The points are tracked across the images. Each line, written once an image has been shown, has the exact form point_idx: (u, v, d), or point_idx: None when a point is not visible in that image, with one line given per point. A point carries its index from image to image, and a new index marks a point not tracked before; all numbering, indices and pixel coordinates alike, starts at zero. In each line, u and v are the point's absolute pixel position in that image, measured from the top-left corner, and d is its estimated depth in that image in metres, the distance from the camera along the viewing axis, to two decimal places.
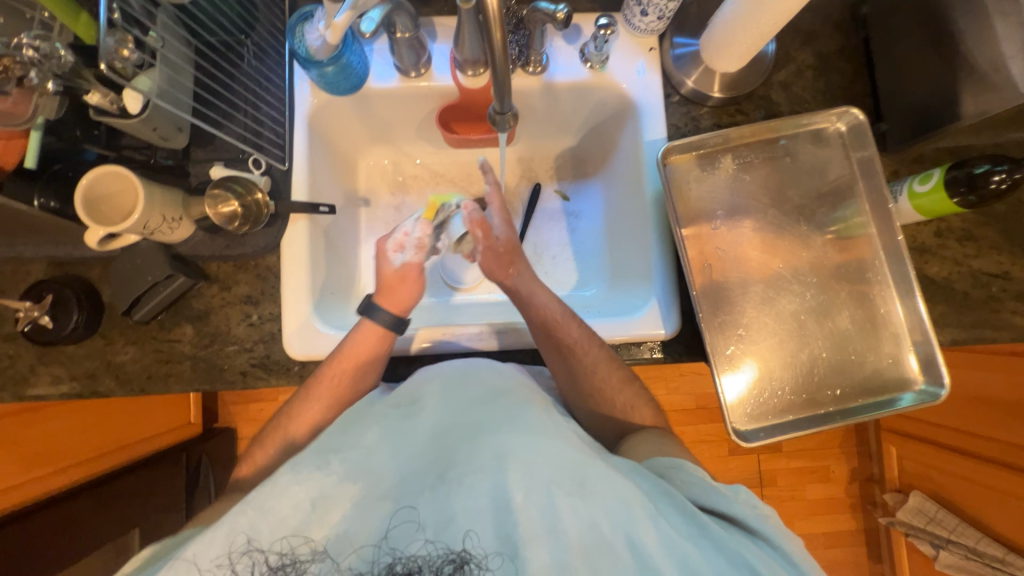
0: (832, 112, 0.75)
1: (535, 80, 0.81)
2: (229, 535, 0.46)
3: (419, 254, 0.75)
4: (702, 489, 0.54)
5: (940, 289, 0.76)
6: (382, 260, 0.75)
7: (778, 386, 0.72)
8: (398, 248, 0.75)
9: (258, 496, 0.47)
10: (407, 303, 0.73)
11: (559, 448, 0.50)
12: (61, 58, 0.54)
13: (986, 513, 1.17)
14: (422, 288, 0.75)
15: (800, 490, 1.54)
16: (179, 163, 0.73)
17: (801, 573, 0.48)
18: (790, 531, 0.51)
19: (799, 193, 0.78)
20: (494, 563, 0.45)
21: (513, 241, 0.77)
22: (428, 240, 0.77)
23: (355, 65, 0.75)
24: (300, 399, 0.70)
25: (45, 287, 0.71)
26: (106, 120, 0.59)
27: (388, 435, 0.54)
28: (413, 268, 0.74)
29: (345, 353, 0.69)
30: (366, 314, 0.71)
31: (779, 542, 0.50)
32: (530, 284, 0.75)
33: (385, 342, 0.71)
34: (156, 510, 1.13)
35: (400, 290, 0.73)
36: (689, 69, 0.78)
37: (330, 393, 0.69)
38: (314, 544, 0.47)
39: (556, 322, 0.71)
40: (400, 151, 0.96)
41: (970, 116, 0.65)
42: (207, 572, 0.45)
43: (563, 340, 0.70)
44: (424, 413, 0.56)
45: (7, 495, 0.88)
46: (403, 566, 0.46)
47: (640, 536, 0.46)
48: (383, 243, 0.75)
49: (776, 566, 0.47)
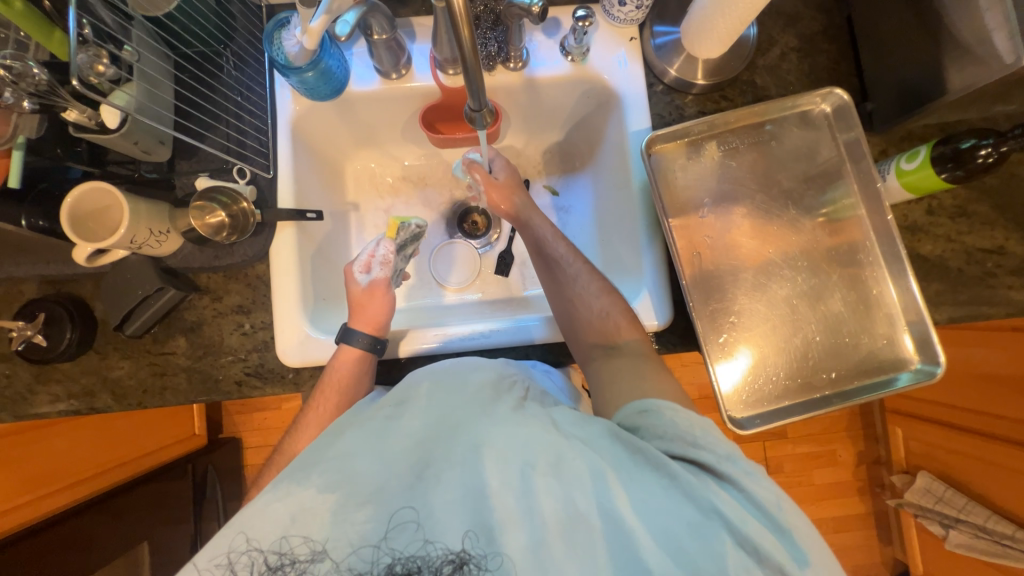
0: (816, 94, 0.74)
1: (516, 76, 0.81)
2: (227, 537, 0.47)
3: (385, 270, 0.76)
4: (673, 441, 0.52)
5: (934, 267, 0.75)
6: (349, 281, 0.75)
7: (772, 372, 0.72)
8: (363, 267, 0.75)
9: (243, 513, 0.48)
10: (379, 319, 0.73)
11: (528, 430, 0.51)
12: (36, 76, 0.52)
13: (994, 490, 1.16)
14: (393, 301, 0.75)
15: (807, 476, 1.54)
16: (164, 176, 0.72)
17: (775, 521, 0.46)
18: (764, 477, 0.49)
19: (788, 177, 0.78)
20: (494, 563, 0.45)
21: (512, 176, 0.86)
22: (395, 257, 0.77)
23: (335, 69, 0.75)
24: (294, 431, 0.68)
25: (37, 306, 0.71)
26: (86, 136, 0.60)
27: (367, 439, 0.52)
28: (381, 284, 0.75)
29: (327, 381, 0.69)
30: (343, 339, 0.72)
31: (745, 484, 0.48)
32: (528, 210, 0.83)
33: (366, 364, 0.72)
34: (165, 521, 1.14)
35: (368, 307, 0.73)
36: (672, 57, 0.78)
37: (317, 420, 0.67)
38: (313, 544, 0.46)
39: (546, 240, 0.80)
40: (388, 154, 0.97)
41: (956, 91, 0.64)
42: (206, 570, 0.46)
43: (551, 254, 0.78)
44: (401, 415, 0.55)
45: (16, 514, 0.88)
46: (403, 566, 0.45)
47: (613, 503, 0.46)
48: (349, 265, 0.76)
49: (743, 512, 0.46)
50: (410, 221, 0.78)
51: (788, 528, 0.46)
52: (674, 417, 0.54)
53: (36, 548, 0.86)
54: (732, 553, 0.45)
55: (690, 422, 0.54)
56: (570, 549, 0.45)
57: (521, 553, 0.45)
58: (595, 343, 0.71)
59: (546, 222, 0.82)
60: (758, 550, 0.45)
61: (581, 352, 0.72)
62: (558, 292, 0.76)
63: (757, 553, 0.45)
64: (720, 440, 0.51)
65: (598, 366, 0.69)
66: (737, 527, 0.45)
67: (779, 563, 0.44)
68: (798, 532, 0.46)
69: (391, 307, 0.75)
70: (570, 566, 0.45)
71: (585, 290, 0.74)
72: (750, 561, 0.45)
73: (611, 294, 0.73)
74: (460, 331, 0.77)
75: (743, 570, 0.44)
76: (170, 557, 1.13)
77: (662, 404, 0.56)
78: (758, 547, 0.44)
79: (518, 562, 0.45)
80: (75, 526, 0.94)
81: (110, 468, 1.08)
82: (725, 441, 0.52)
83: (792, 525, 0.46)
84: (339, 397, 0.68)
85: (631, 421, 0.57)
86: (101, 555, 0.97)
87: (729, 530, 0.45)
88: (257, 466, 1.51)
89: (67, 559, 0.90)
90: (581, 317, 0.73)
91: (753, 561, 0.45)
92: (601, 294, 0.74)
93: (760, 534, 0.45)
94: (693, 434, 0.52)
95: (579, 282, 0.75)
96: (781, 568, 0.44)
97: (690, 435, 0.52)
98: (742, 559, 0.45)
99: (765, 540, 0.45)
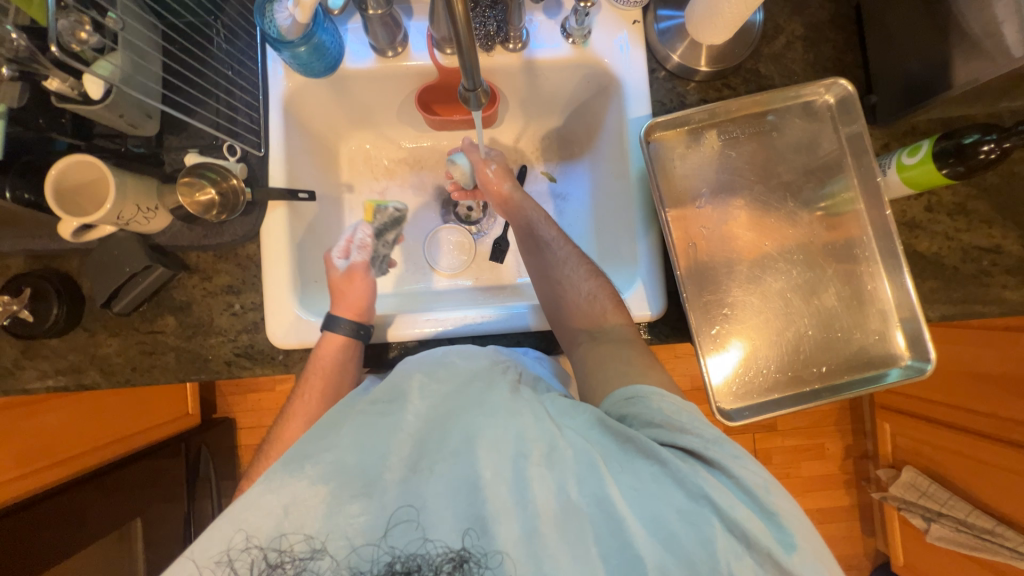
0: (820, 84, 0.73)
1: (515, 57, 0.79)
2: (225, 533, 0.46)
3: (363, 254, 0.81)
4: (661, 428, 0.53)
5: (930, 264, 0.75)
6: (329, 267, 0.78)
7: (764, 364, 0.72)
8: (342, 253, 0.79)
9: (235, 507, 0.47)
10: (361, 303, 0.74)
11: (521, 421, 0.50)
12: (14, 41, 0.49)
13: (978, 485, 1.17)
14: (371, 284, 0.77)
15: (794, 468, 1.56)
16: (152, 151, 0.71)
17: (766, 506, 0.46)
18: (753, 461, 0.49)
19: (788, 169, 0.77)
20: (493, 561, 0.45)
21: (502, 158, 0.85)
22: (371, 240, 0.84)
23: (328, 44, 0.73)
24: (284, 418, 0.70)
25: (23, 281, 0.70)
26: (68, 106, 0.58)
27: (358, 433, 0.50)
28: (359, 268, 0.79)
29: (316, 369, 0.70)
30: (326, 327, 0.71)
31: (733, 469, 0.48)
32: (520, 195, 0.83)
33: (351, 350, 0.72)
34: (158, 499, 1.15)
35: (350, 293, 0.75)
36: (675, 43, 0.76)
37: (304, 410, 0.69)
38: (313, 542, 0.46)
39: (536, 223, 0.79)
40: (383, 135, 0.95)
41: (962, 84, 0.63)
42: (207, 567, 0.45)
43: (541, 237, 0.78)
44: (390, 408, 0.53)
45: (8, 487, 0.88)
46: (403, 564, 0.46)
47: (607, 494, 0.46)
48: (328, 251, 0.79)
49: (732, 497, 0.46)
50: (386, 206, 0.92)
51: (775, 512, 0.46)
52: (661, 404, 0.55)
53: (28, 523, 0.86)
54: (722, 539, 0.45)
55: (678, 409, 0.54)
56: (564, 541, 0.46)
57: (515, 545, 0.45)
58: (584, 331, 0.70)
59: (538, 208, 0.81)
60: (745, 534, 0.45)
61: (570, 341, 0.72)
62: (545, 278, 0.75)
63: (746, 538, 0.45)
64: (706, 425, 0.52)
65: (583, 352, 0.69)
66: (726, 512, 0.45)
67: (768, 549, 0.44)
68: (784, 514, 0.46)
69: (371, 291, 0.77)
70: (564, 556, 0.45)
71: (571, 277, 0.74)
72: (739, 547, 0.45)
73: (598, 278, 0.74)
74: (452, 318, 0.76)
75: (734, 556, 0.45)
76: (163, 534, 1.14)
77: (649, 391, 0.57)
78: (747, 531, 0.45)
79: (514, 556, 0.45)
80: (66, 500, 0.93)
81: (102, 447, 1.08)
82: (711, 426, 0.52)
83: (779, 508, 0.46)
84: (324, 387, 0.69)
85: (618, 409, 0.58)
86: (95, 530, 0.97)
87: (718, 515, 0.46)
88: (249, 446, 1.51)
89: (58, 535, 0.90)
90: (571, 302, 0.72)
91: (742, 547, 0.45)
92: (588, 277, 0.74)
93: (748, 518, 0.45)
94: (680, 419, 0.53)
95: (568, 264, 0.75)
96: (771, 555, 0.44)
97: (677, 420, 0.53)
98: (732, 546, 0.45)
99: (753, 525, 0.45)
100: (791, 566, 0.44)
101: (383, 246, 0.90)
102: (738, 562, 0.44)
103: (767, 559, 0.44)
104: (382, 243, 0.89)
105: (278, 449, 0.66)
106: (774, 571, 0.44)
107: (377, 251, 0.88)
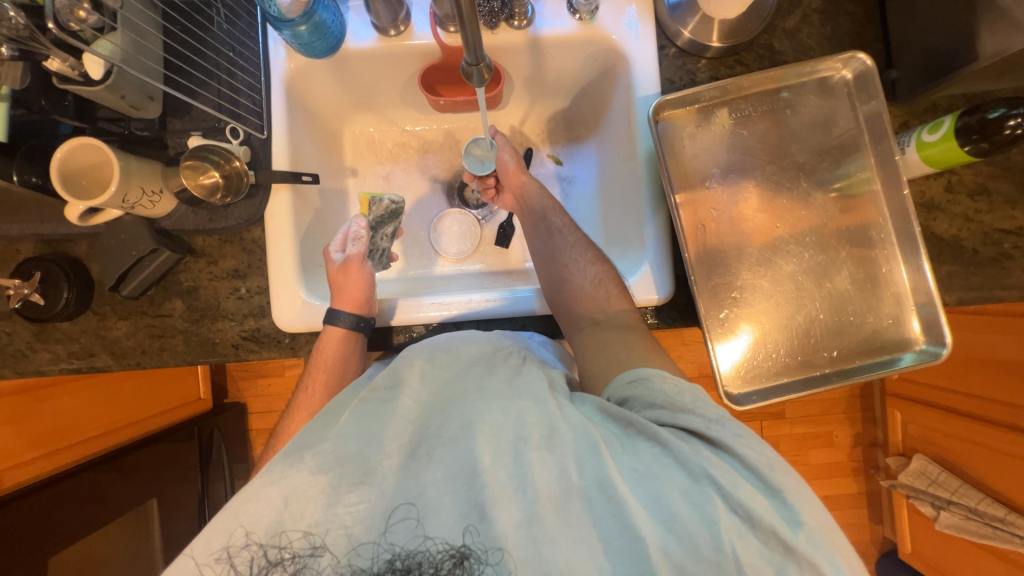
0: (837, 59, 0.71)
1: (521, 35, 0.77)
2: (226, 528, 0.45)
3: (360, 246, 0.76)
4: (661, 409, 0.53)
5: (948, 246, 0.73)
6: (327, 261, 0.76)
7: (773, 348, 0.71)
8: (339, 246, 0.76)
9: (236, 501, 0.46)
10: (360, 296, 0.72)
11: (521, 405, 0.51)
12: (12, 19, 0.49)
13: (997, 478, 1.14)
14: (370, 274, 0.75)
15: (803, 456, 1.55)
16: (155, 134, 0.71)
17: (769, 485, 0.46)
18: (758, 443, 0.49)
19: (802, 149, 0.74)
20: (494, 558, 0.44)
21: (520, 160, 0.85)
22: (367, 233, 0.77)
23: (329, 23, 0.72)
24: (290, 412, 0.72)
25: (34, 264, 0.71)
26: (71, 88, 0.58)
27: (360, 420, 0.51)
28: (355, 260, 0.75)
29: (318, 363, 0.71)
30: (327, 321, 0.71)
31: (736, 448, 0.48)
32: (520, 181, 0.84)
33: (353, 342, 0.72)
34: (175, 480, 1.17)
35: (347, 286, 0.73)
36: (686, 17, 0.73)
37: (308, 404, 0.70)
38: (312, 538, 0.45)
39: (550, 210, 0.82)
40: (387, 118, 0.94)
41: (986, 56, 0.60)
42: (206, 566, 0.44)
43: (553, 224, 0.80)
44: (394, 396, 0.53)
45: (26, 468, 0.90)
46: (402, 562, 0.45)
47: (607, 475, 0.46)
48: (327, 245, 0.77)
49: (734, 475, 0.46)
50: (382, 197, 0.80)
51: (780, 489, 0.46)
52: (662, 385, 0.55)
53: (43, 502, 0.86)
54: (725, 520, 0.44)
55: (680, 391, 0.54)
56: (564, 527, 0.45)
57: (515, 531, 0.45)
58: (589, 316, 0.71)
59: (546, 194, 0.83)
60: (749, 515, 0.44)
61: (571, 324, 0.73)
62: (551, 264, 0.77)
63: (749, 518, 0.44)
64: (708, 405, 0.52)
65: (586, 336, 0.70)
66: (729, 493, 0.45)
67: (773, 527, 0.44)
68: (787, 490, 0.46)
69: (369, 281, 0.74)
70: (563, 542, 0.45)
71: (578, 263, 0.76)
72: (743, 528, 0.44)
73: (604, 263, 0.76)
74: (455, 304, 0.75)
75: (738, 537, 0.44)
76: (179, 514, 1.16)
77: (650, 374, 0.57)
78: (749, 510, 0.44)
79: (514, 541, 0.44)
80: (83, 480, 0.94)
81: (113, 429, 1.09)
82: (715, 407, 0.52)
83: (784, 485, 0.46)
84: (328, 378, 0.71)
85: (620, 392, 0.58)
86: (110, 510, 0.99)
87: (720, 495, 0.46)
88: (260, 430, 1.54)
89: (76, 515, 0.92)
90: (575, 286, 0.74)
91: (746, 526, 0.45)
92: (594, 263, 0.76)
93: (751, 496, 0.45)
94: (681, 400, 0.53)
95: (576, 250, 0.77)
96: (774, 532, 0.44)
97: (679, 401, 0.53)
98: (736, 525, 0.44)
99: (756, 504, 0.45)
100: (797, 545, 0.43)
101: (388, 240, 0.86)
102: (742, 542, 0.44)
103: (772, 538, 0.44)
104: (381, 237, 0.83)
105: (284, 439, 0.67)
106: (779, 549, 0.44)
107: (377, 245, 0.82)
